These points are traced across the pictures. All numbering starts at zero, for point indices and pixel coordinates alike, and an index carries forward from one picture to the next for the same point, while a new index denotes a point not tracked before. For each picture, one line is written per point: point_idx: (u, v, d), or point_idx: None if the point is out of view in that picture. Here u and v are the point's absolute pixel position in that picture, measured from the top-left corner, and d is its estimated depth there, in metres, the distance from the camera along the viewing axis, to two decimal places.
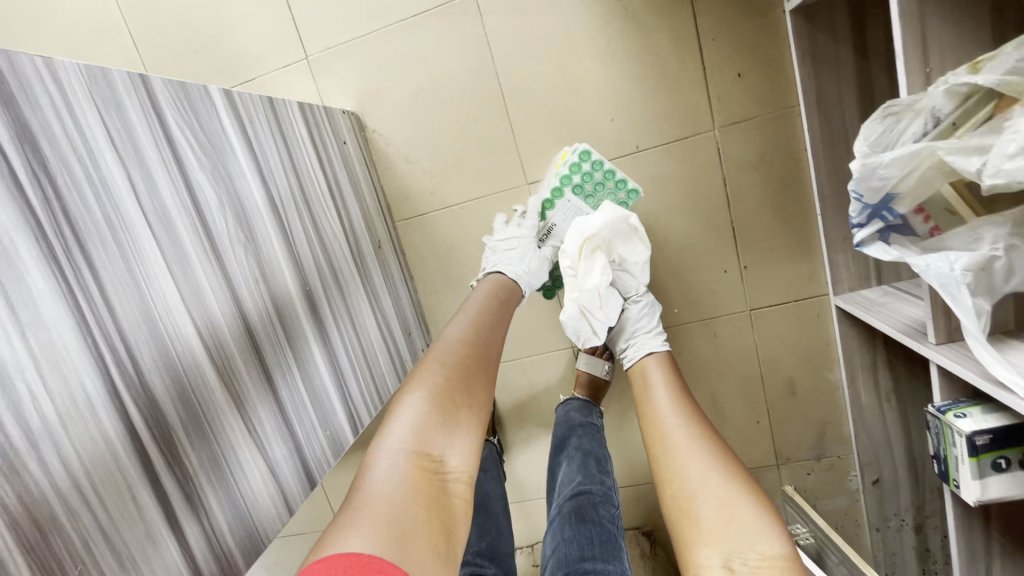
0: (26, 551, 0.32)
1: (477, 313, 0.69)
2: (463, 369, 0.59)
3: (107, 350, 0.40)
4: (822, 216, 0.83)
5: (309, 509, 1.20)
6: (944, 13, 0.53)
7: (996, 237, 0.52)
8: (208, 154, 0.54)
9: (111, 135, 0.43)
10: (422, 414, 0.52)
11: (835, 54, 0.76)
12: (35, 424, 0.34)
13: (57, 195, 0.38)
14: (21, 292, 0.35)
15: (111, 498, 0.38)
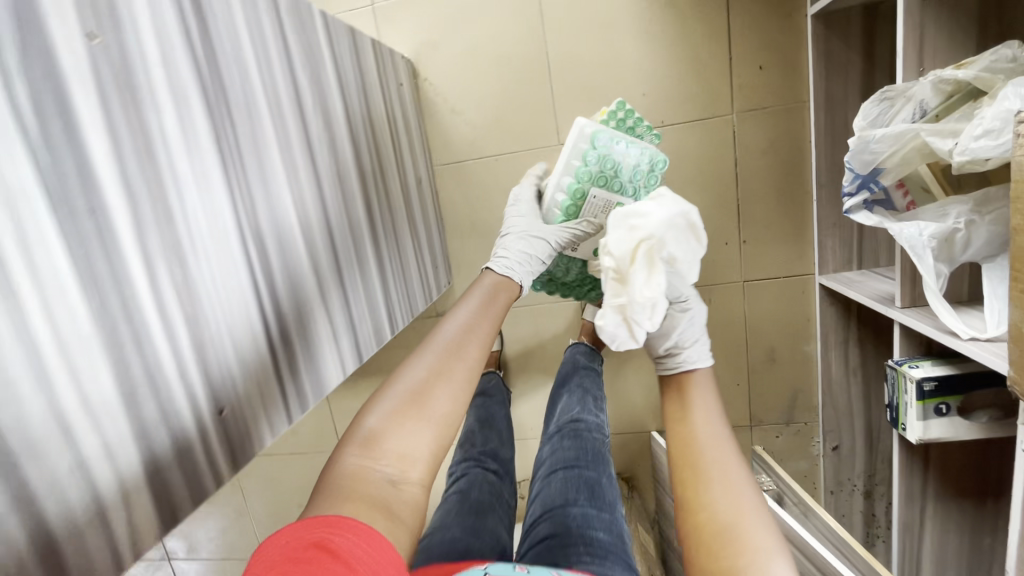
0: (185, 321, 0.40)
1: (467, 310, 0.66)
2: (436, 374, 0.56)
3: (240, 203, 0.48)
4: (818, 202, 0.93)
5: (315, 428, 1.29)
6: (941, 22, 0.63)
7: (960, 212, 0.63)
8: (306, 60, 0.63)
9: (247, 22, 0.52)
10: (380, 421, 0.51)
11: (846, 59, 0.86)
12: (194, 229, 0.42)
13: (213, 55, 0.46)
14: (191, 124, 0.43)
15: (236, 307, 0.46)
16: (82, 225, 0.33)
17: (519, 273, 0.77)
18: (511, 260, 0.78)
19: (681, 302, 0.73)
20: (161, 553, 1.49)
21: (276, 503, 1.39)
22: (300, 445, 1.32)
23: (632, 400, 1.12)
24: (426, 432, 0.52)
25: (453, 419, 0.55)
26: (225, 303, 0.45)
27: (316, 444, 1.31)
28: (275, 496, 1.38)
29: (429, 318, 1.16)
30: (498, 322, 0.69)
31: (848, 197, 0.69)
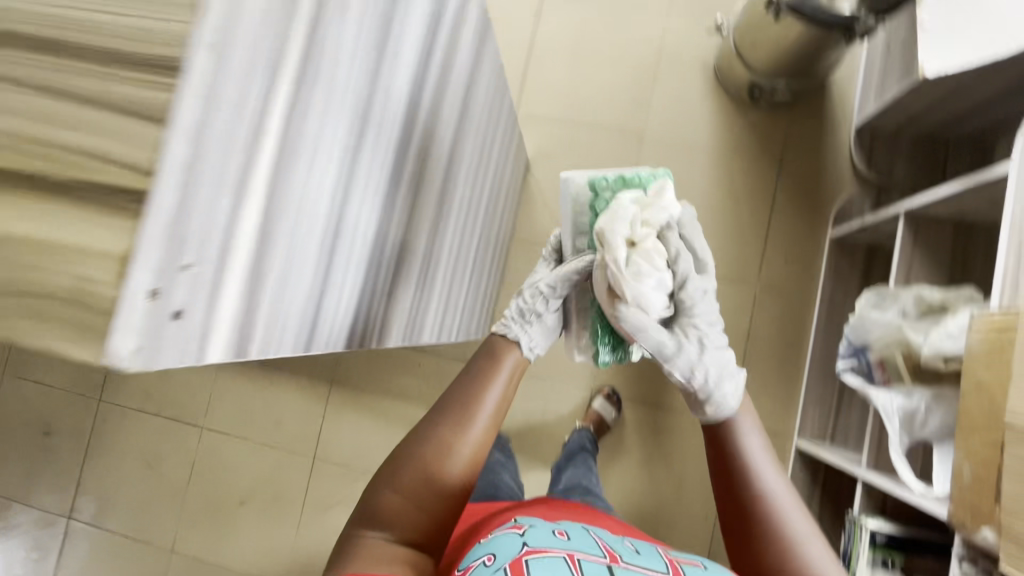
0: (399, 226, 0.56)
1: (480, 377, 0.65)
2: (440, 451, 0.59)
3: (441, 175, 0.66)
4: (808, 375, 1.13)
5: (300, 427, 1.31)
6: (924, 263, 0.89)
7: (921, 395, 0.80)
8: (491, 116, 0.86)
9: (482, 75, 0.75)
10: (391, 494, 0.57)
11: (848, 275, 1.13)
12: (423, 173, 0.60)
13: (466, 83, 0.68)
14: (446, 113, 0.63)
15: (414, 241, 0.62)
16: (401, 129, 0.51)
17: (515, 328, 0.70)
18: (513, 322, 0.71)
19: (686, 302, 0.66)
20: (64, 508, 1.38)
21: (217, 494, 1.33)
22: (275, 440, 1.31)
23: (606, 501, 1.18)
24: (435, 506, 0.58)
25: (458, 490, 0.60)
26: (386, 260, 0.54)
27: (292, 444, 1.31)
28: (220, 486, 1.32)
29: (455, 360, 1.27)
30: (501, 385, 0.66)
31: (842, 359, 0.91)
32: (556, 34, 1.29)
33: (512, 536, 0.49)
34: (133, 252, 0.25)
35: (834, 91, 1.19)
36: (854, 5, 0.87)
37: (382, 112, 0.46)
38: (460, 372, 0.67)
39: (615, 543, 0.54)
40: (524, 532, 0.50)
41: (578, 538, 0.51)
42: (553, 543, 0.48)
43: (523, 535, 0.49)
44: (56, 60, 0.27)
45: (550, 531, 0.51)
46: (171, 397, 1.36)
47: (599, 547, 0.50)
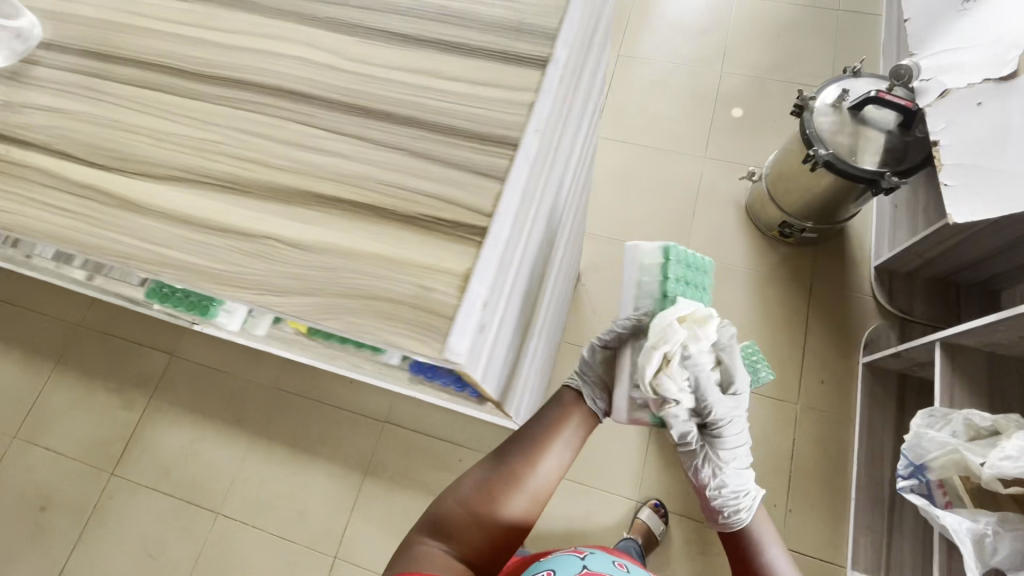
0: (535, 307, 0.62)
1: (552, 427, 0.72)
2: (509, 481, 0.66)
3: (555, 269, 0.75)
4: (857, 500, 1.13)
5: (325, 520, 1.23)
6: (965, 391, 0.96)
7: (988, 519, 0.81)
8: (576, 227, 0.98)
9: (581, 191, 0.87)
10: (458, 507, 0.64)
11: (885, 400, 1.19)
12: (552, 265, 0.68)
13: (577, 195, 0.80)
14: (568, 218, 0.73)
15: (536, 324, 0.68)
16: (555, 223, 0.59)
17: (579, 381, 0.76)
18: (582, 380, 0.76)
19: (716, 421, 0.70)
20: None
21: None
22: (295, 533, 1.23)
23: None
24: (493, 531, 0.64)
25: (516, 524, 0.66)
26: (533, 334, 0.62)
27: (313, 538, 1.22)
28: None
29: None
30: (569, 436, 0.73)
31: (902, 478, 0.93)
32: (608, 169, 1.49)
33: (573, 558, 0.61)
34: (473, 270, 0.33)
35: (852, 236, 1.36)
36: (878, 165, 1.05)
37: (555, 206, 0.55)
38: (534, 415, 0.75)
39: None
40: (586, 556, 0.62)
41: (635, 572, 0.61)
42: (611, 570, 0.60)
43: (584, 559, 0.61)
44: (413, 133, 0.39)
45: (611, 561, 0.62)
46: (190, 477, 1.29)
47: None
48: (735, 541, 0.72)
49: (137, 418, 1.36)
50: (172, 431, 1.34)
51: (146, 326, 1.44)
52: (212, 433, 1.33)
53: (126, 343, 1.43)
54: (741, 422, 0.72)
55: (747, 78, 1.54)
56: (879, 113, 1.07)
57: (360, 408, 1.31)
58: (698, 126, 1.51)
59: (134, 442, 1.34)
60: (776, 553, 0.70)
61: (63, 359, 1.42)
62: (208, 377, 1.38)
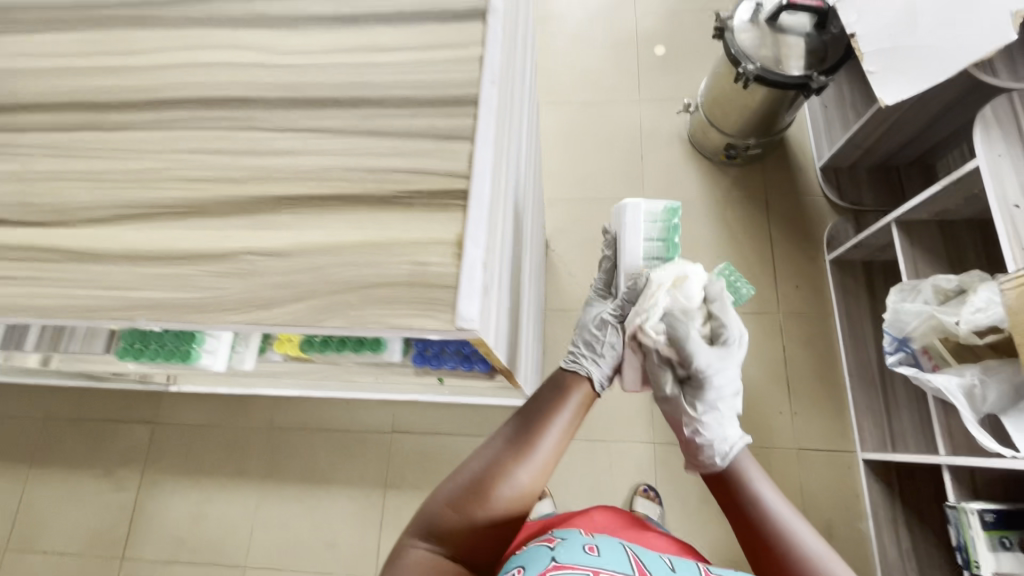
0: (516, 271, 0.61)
1: (545, 410, 0.66)
2: (496, 474, 0.60)
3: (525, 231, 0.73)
4: (853, 388, 1.19)
5: (356, 545, 1.21)
6: (927, 260, 1.02)
7: (972, 371, 0.87)
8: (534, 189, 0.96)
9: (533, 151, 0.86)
10: (446, 507, 0.59)
11: (856, 290, 1.25)
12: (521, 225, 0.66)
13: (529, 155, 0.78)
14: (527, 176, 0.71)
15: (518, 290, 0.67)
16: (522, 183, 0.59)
17: (585, 365, 0.73)
18: (580, 359, 0.74)
19: (698, 371, 0.68)
20: None
21: None
22: (330, 564, 1.20)
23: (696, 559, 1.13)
24: (484, 528, 0.59)
25: (509, 518, 0.60)
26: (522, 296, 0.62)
27: (350, 564, 1.20)
28: None
29: None
30: (565, 417, 0.66)
31: (890, 354, 0.98)
32: (550, 132, 1.48)
33: (544, 550, 0.59)
34: None
35: (793, 143, 1.41)
36: (804, 69, 1.08)
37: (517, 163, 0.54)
38: (531, 400, 0.68)
39: (646, 556, 0.63)
40: (558, 546, 0.59)
41: (607, 554, 0.60)
42: (581, 559, 0.57)
43: (555, 549, 0.59)
44: (336, 111, 0.46)
45: (583, 546, 0.60)
46: (205, 539, 1.25)
47: (624, 562, 0.59)
48: (720, 484, 0.67)
49: (134, 496, 1.29)
50: (176, 500, 1.28)
51: (120, 401, 1.36)
52: (217, 490, 1.28)
53: (103, 423, 1.35)
54: (731, 374, 0.68)
55: (662, 15, 1.56)
56: (794, 19, 1.10)
57: (364, 425, 1.29)
58: (626, 71, 1.52)
59: (138, 520, 1.27)
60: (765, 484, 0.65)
61: (37, 455, 1.34)
62: (199, 435, 1.32)
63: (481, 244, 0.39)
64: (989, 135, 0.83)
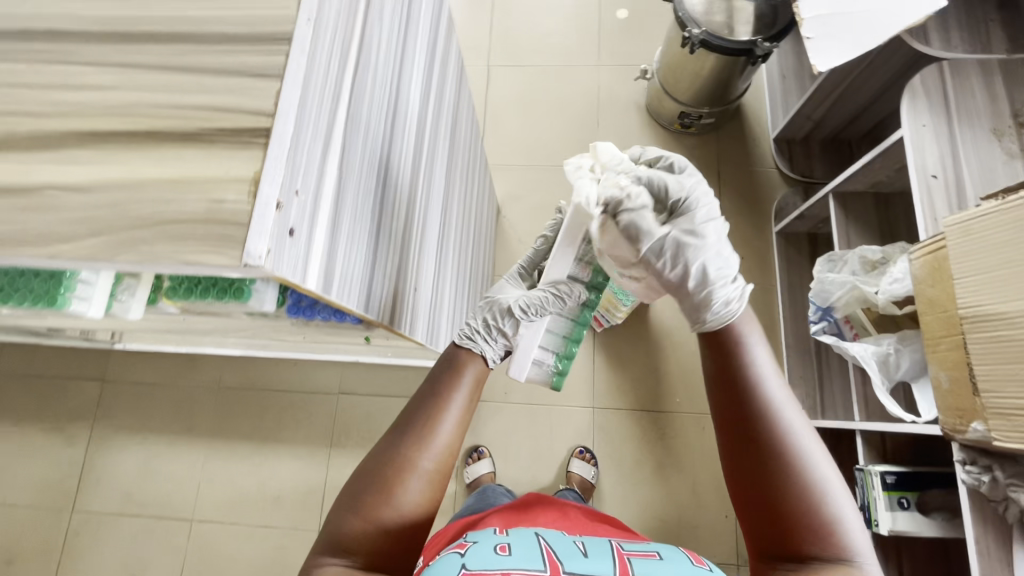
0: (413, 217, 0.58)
1: (447, 382, 0.54)
2: (401, 467, 0.48)
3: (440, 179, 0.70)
4: (789, 358, 1.20)
5: (301, 500, 1.25)
6: (860, 231, 1.02)
7: (888, 340, 0.89)
8: (468, 143, 0.93)
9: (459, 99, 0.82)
10: (349, 525, 0.46)
11: (800, 261, 1.26)
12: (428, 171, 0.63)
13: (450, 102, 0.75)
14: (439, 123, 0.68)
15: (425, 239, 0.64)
16: (415, 132, 0.57)
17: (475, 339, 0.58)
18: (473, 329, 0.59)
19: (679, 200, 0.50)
20: None
21: None
22: (276, 518, 1.24)
23: (628, 518, 1.17)
24: (398, 537, 0.47)
25: (427, 511, 0.49)
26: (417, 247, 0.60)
27: (295, 519, 1.24)
28: None
29: None
30: (470, 388, 0.55)
31: (814, 323, 1.00)
32: (506, 96, 1.46)
33: (451, 558, 0.46)
34: (261, 172, 0.30)
35: (749, 113, 1.40)
36: (752, 35, 1.06)
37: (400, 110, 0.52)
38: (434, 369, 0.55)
39: (561, 545, 0.51)
40: (466, 552, 0.47)
41: (522, 549, 0.48)
42: (493, 563, 0.45)
43: (464, 556, 0.46)
44: None
45: (493, 547, 0.48)
46: (155, 493, 1.27)
47: (541, 557, 0.47)
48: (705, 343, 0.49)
49: (83, 453, 1.31)
50: (124, 456, 1.30)
51: (67, 361, 1.36)
52: (166, 446, 1.30)
53: (51, 382, 1.35)
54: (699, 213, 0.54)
55: None
56: None
57: (312, 387, 1.31)
58: (586, 35, 1.48)
59: (87, 476, 1.30)
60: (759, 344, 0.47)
61: None
62: (147, 394, 1.33)
63: (279, 182, 0.31)
64: (915, 106, 0.82)
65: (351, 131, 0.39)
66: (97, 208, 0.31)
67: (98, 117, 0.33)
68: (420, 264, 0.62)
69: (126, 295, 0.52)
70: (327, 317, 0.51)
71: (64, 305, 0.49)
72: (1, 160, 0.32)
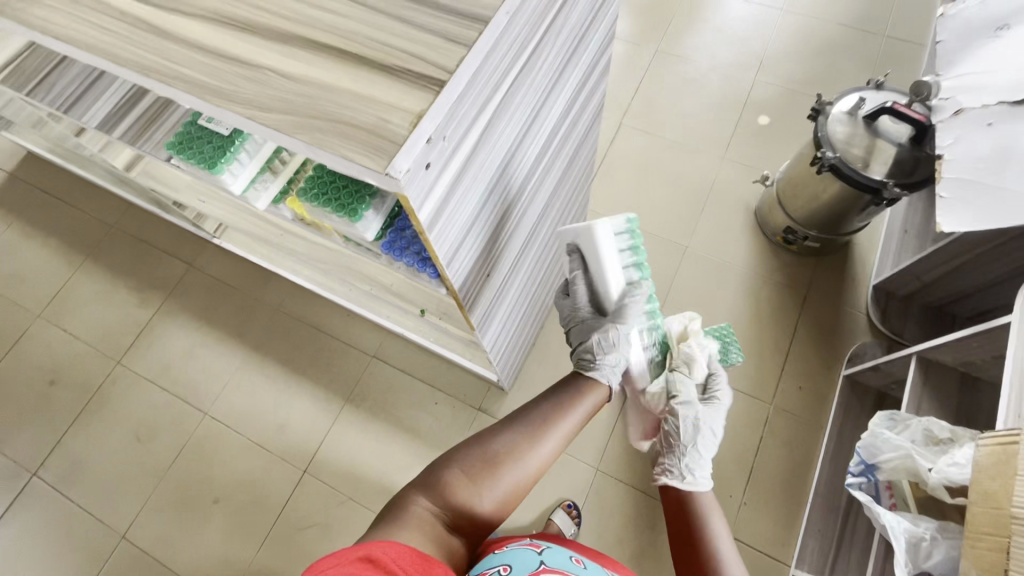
0: (515, 213, 0.64)
1: (559, 407, 0.73)
2: (509, 454, 0.66)
3: (545, 193, 0.76)
4: (812, 506, 1.12)
5: (301, 437, 1.30)
6: (933, 404, 0.96)
7: (928, 525, 0.82)
8: (580, 180, 0.99)
9: (587, 137, 0.89)
10: (455, 477, 0.63)
11: (860, 414, 1.18)
12: (540, 182, 0.69)
13: (578, 137, 0.82)
14: (564, 148, 0.75)
15: (515, 239, 0.69)
16: (545, 144, 0.64)
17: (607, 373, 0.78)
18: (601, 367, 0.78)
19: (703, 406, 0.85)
20: (33, 462, 1.32)
21: (194, 486, 1.28)
22: (273, 443, 1.30)
23: None
24: (487, 504, 0.63)
25: (515, 498, 0.66)
26: (507, 239, 0.66)
27: (288, 451, 1.29)
28: (200, 480, 1.28)
29: (471, 407, 1.29)
30: (574, 418, 0.73)
31: (854, 474, 0.95)
32: (626, 156, 1.53)
33: (530, 552, 0.53)
34: (425, 111, 0.37)
35: (855, 253, 1.37)
36: (885, 175, 1.05)
37: (542, 120, 0.59)
38: (541, 396, 0.75)
39: None
40: (544, 551, 0.54)
41: (593, 569, 0.54)
42: (570, 568, 0.52)
43: (542, 554, 0.53)
44: None
45: (567, 556, 0.55)
46: (187, 376, 1.39)
47: None
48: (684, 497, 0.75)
49: (149, 317, 1.46)
50: (179, 335, 1.43)
51: (173, 237, 1.54)
52: (214, 340, 1.42)
53: (152, 249, 1.53)
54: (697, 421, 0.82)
55: (779, 90, 1.56)
56: (894, 125, 1.07)
57: (353, 342, 1.38)
58: (722, 129, 1.53)
59: (143, 338, 1.44)
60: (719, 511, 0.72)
61: (96, 252, 1.54)
62: (219, 290, 1.47)
63: (436, 122, 0.37)
64: None
65: (498, 115, 0.46)
66: (297, 95, 0.39)
67: (323, 30, 0.41)
68: (503, 258, 0.67)
69: (261, 186, 0.70)
70: (410, 262, 0.58)
71: (219, 173, 0.65)
72: (244, 39, 0.41)
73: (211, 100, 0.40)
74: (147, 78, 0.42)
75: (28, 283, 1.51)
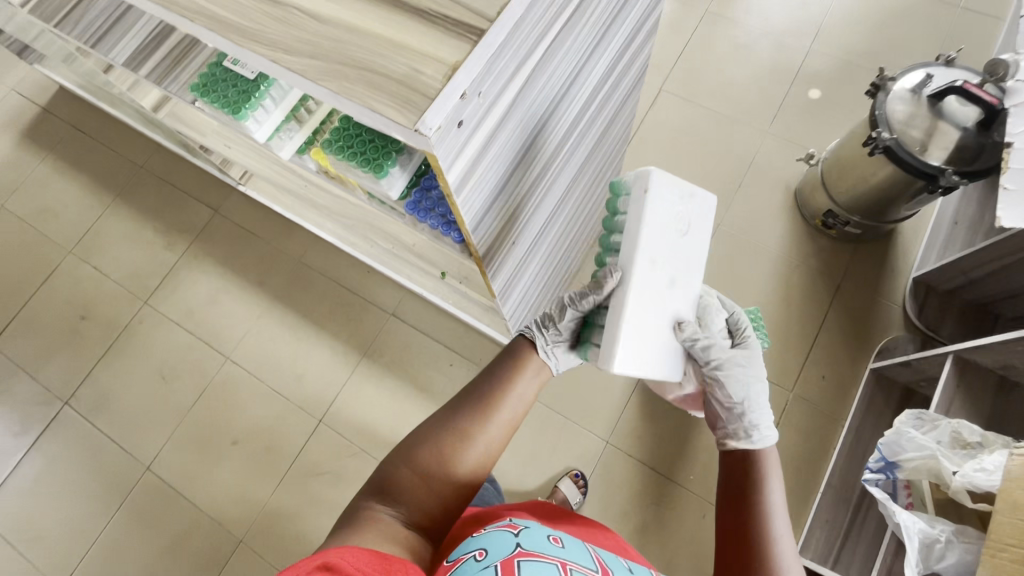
0: (544, 180, 0.61)
1: (507, 377, 0.65)
2: (457, 437, 0.59)
3: (577, 161, 0.72)
4: (823, 495, 1.11)
5: (318, 388, 1.33)
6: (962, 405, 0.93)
7: (945, 527, 0.79)
8: (613, 149, 0.95)
9: (625, 105, 0.84)
10: (406, 473, 0.57)
11: (884, 409, 1.15)
12: (571, 147, 0.65)
13: (616, 102, 0.77)
14: (600, 113, 0.70)
15: (543, 207, 0.66)
16: (582, 105, 0.59)
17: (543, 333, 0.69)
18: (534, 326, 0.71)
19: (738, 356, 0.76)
20: (65, 391, 1.38)
21: (215, 426, 1.32)
22: (291, 391, 1.33)
23: None
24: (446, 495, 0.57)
25: (474, 481, 0.60)
26: (535, 207, 0.62)
27: (305, 400, 1.32)
28: (220, 422, 1.32)
29: None
30: (524, 387, 0.65)
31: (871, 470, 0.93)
32: (664, 124, 1.46)
33: (506, 534, 0.50)
34: (462, 62, 0.34)
35: (899, 243, 1.30)
36: (943, 162, 0.98)
37: (581, 81, 0.54)
38: (488, 367, 0.67)
39: (609, 556, 0.55)
40: (520, 532, 0.50)
41: (571, 547, 0.52)
42: (547, 549, 0.48)
43: (518, 536, 0.49)
44: None
45: (544, 535, 0.52)
46: (210, 320, 1.41)
47: (591, 558, 0.51)
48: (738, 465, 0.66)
49: (175, 260, 1.48)
50: (203, 279, 1.45)
51: (199, 182, 1.54)
52: (237, 287, 1.44)
53: (179, 192, 1.54)
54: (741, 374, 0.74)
55: (835, 60, 1.45)
56: (962, 107, 0.98)
57: (373, 298, 1.39)
58: (769, 100, 1.44)
59: (169, 280, 1.46)
60: (777, 484, 0.62)
61: (125, 192, 1.55)
62: (243, 237, 1.47)
63: (472, 77, 0.34)
64: None
65: (538, 71, 0.42)
66: (324, 38, 0.36)
67: None
68: (527, 227, 0.64)
69: (285, 135, 0.68)
70: (435, 223, 0.58)
71: (242, 119, 0.63)
72: None
73: (233, 39, 0.38)
74: (169, 13, 0.40)
75: (60, 219, 1.54)
